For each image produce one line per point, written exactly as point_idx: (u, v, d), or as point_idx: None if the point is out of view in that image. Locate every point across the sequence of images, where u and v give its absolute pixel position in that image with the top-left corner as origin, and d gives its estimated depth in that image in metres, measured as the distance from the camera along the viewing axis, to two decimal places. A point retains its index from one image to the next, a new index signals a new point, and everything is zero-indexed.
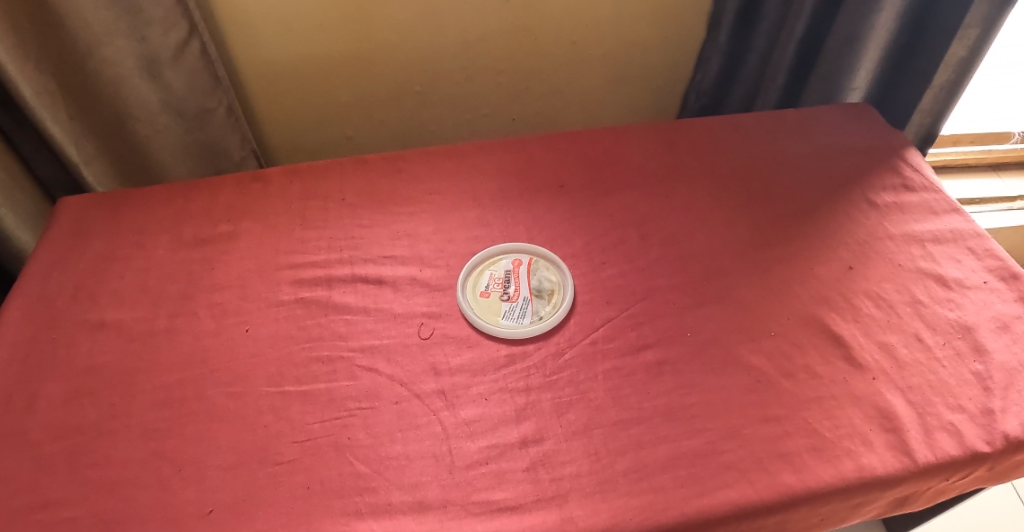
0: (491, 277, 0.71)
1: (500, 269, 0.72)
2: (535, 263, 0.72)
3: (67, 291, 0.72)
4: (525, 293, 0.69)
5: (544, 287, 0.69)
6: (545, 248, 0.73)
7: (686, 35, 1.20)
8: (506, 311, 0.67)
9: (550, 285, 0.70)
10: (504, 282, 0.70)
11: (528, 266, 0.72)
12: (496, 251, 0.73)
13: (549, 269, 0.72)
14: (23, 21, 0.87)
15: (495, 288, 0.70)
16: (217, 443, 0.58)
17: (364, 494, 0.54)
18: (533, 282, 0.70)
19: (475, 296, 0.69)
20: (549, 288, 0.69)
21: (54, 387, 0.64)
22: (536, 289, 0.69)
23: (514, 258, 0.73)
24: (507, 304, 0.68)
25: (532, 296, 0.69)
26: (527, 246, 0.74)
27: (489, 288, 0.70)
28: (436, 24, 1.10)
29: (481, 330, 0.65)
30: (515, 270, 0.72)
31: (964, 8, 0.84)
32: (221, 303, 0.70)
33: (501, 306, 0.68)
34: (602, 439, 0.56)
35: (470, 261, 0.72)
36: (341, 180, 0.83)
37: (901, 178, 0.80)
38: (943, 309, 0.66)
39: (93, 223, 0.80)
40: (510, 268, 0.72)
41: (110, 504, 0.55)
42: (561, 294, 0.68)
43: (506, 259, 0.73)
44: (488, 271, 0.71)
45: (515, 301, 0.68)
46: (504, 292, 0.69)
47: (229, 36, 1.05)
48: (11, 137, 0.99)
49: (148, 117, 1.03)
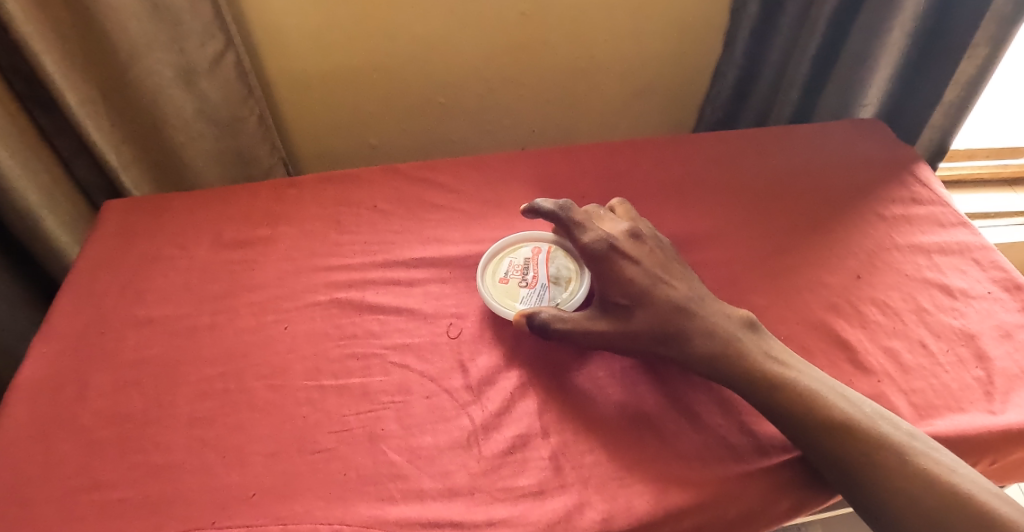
0: (507, 262, 0.75)
1: (519, 257, 0.75)
2: (553, 251, 0.75)
3: (113, 289, 0.78)
4: (542, 279, 0.72)
5: (561, 274, 0.72)
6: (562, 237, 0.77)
7: (703, 50, 1.24)
8: (524, 296, 0.71)
9: (566, 272, 0.72)
10: (523, 268, 0.74)
11: (546, 254, 0.75)
12: (516, 240, 0.77)
13: (568, 257, 0.74)
14: (71, 34, 0.95)
15: (514, 274, 0.73)
16: (257, 431, 0.63)
17: (396, 481, 0.58)
18: (551, 268, 0.73)
19: (493, 281, 0.73)
20: (566, 275, 0.72)
21: (104, 377, 0.69)
22: (552, 274, 0.72)
23: (534, 247, 0.76)
24: (525, 289, 0.72)
25: (549, 283, 0.72)
26: (544, 232, 0.77)
27: (509, 275, 0.73)
28: (461, 37, 1.15)
29: (500, 313, 0.69)
30: (534, 257, 0.75)
31: (972, 27, 0.87)
32: (260, 302, 0.75)
33: (519, 291, 0.71)
34: (620, 431, 0.60)
35: (492, 248, 0.76)
36: (372, 187, 0.88)
37: (909, 192, 0.83)
38: (947, 317, 0.68)
39: (137, 226, 0.86)
40: (530, 256, 0.75)
41: (156, 486, 0.59)
42: (578, 280, 0.71)
43: (526, 247, 0.76)
44: (508, 257, 0.75)
45: (533, 287, 0.71)
46: (522, 279, 0.72)
47: (263, 47, 1.11)
48: (52, 140, 1.08)
49: (183, 125, 1.09)
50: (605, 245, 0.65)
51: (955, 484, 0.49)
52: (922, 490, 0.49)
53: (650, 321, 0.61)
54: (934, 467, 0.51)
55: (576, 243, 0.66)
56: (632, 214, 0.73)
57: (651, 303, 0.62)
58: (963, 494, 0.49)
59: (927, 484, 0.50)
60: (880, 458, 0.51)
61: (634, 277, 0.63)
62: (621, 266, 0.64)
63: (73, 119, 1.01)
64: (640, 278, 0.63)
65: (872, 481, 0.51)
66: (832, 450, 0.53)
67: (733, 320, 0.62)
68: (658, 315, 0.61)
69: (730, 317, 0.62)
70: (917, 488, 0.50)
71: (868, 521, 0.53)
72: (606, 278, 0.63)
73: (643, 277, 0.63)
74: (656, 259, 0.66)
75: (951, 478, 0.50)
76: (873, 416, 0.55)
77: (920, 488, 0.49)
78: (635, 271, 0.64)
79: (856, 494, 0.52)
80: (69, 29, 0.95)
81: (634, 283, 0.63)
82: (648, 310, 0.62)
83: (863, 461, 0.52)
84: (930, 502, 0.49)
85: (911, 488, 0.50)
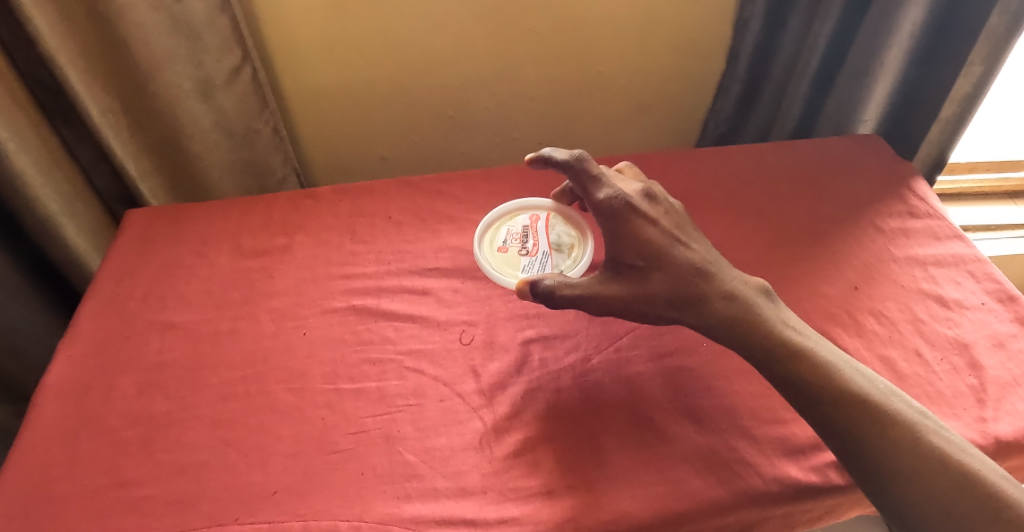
0: (504, 230, 0.77)
1: (517, 225, 0.78)
2: (551, 219, 0.78)
3: (137, 295, 0.82)
4: (542, 247, 0.74)
5: (560, 241, 0.75)
6: (560, 205, 0.80)
7: (706, 66, 1.28)
8: (525, 265, 0.73)
9: (566, 239, 0.75)
10: (522, 237, 0.76)
11: (544, 223, 0.78)
12: (514, 210, 0.79)
13: (566, 225, 0.77)
14: (94, 48, 0.99)
15: (513, 242, 0.76)
16: (277, 432, 0.66)
17: (412, 480, 0.60)
18: (550, 236, 0.76)
19: (492, 250, 0.75)
20: (565, 242, 0.75)
21: (128, 379, 0.72)
22: (552, 241, 0.75)
23: (532, 216, 0.79)
24: (526, 257, 0.74)
25: (549, 250, 0.74)
26: (541, 201, 0.80)
27: (507, 243, 0.76)
28: (471, 53, 1.19)
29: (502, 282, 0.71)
30: (532, 226, 0.77)
31: (966, 47, 0.90)
32: (279, 308, 0.78)
33: (519, 259, 0.74)
34: (626, 434, 0.62)
35: (490, 219, 0.79)
36: (387, 198, 0.91)
37: (906, 206, 0.86)
38: (942, 327, 0.70)
39: (158, 234, 0.90)
40: (528, 224, 0.78)
41: (180, 484, 0.62)
42: (580, 247, 0.74)
43: (523, 216, 0.79)
44: (506, 226, 0.78)
45: (534, 256, 0.74)
46: (521, 247, 0.75)
47: (278, 62, 1.15)
48: (73, 150, 1.11)
49: (200, 136, 1.13)
50: (622, 203, 0.65)
51: (963, 463, 0.51)
52: (932, 468, 0.50)
53: (669, 281, 0.61)
54: (946, 447, 0.52)
55: (592, 199, 0.66)
56: (636, 180, 0.74)
57: (669, 265, 0.62)
58: (970, 472, 0.50)
59: (939, 462, 0.51)
60: (894, 435, 0.52)
61: (653, 238, 0.63)
62: (640, 225, 0.63)
63: (94, 129, 1.04)
64: (658, 239, 0.63)
65: (883, 455, 0.52)
66: (846, 423, 0.54)
67: (748, 287, 0.63)
68: (675, 277, 0.62)
69: (745, 284, 0.63)
70: (928, 464, 0.51)
71: (871, 497, 0.53)
72: (625, 235, 0.63)
73: (662, 238, 0.63)
74: (670, 221, 0.67)
75: (963, 458, 0.51)
76: (888, 394, 0.56)
77: (930, 466, 0.51)
78: (653, 231, 0.64)
79: (863, 469, 0.53)
80: (93, 44, 0.98)
81: (652, 244, 0.63)
82: (665, 272, 0.62)
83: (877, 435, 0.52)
84: (940, 479, 0.50)
85: (922, 464, 0.51)
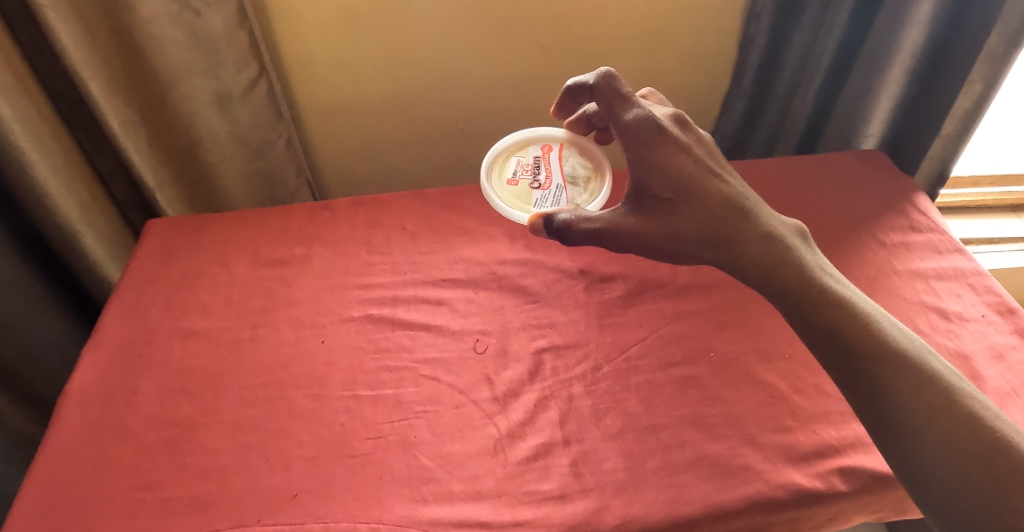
0: (518, 163, 0.81)
1: (529, 157, 0.82)
2: (562, 151, 0.81)
3: (159, 303, 0.84)
4: (554, 181, 0.79)
5: (571, 173, 0.79)
6: (572, 133, 0.82)
7: (711, 82, 1.31)
8: (537, 199, 0.77)
9: (577, 170, 0.79)
10: (533, 169, 0.80)
11: (555, 154, 0.81)
12: (524, 141, 0.83)
13: (577, 156, 0.81)
14: (116, 62, 1.02)
15: (524, 176, 0.80)
16: (298, 436, 0.68)
17: (429, 484, 0.62)
18: (561, 169, 0.80)
19: (504, 184, 0.80)
20: (576, 174, 0.79)
21: (151, 384, 0.75)
22: (567, 175, 0.79)
23: (542, 146, 0.82)
24: (539, 191, 0.78)
25: (561, 183, 0.78)
26: (553, 130, 0.83)
27: (519, 177, 0.80)
28: (482, 68, 1.22)
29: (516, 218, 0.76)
30: (543, 157, 0.81)
31: (963, 68, 0.92)
32: (298, 317, 0.81)
33: (531, 192, 0.78)
34: (635, 440, 0.65)
35: (501, 151, 0.83)
36: (402, 210, 0.94)
37: (908, 220, 0.88)
38: (943, 338, 0.72)
39: (179, 243, 0.93)
40: (539, 155, 0.81)
41: (204, 486, 0.64)
42: (594, 180, 0.78)
43: (534, 148, 0.82)
44: (518, 158, 0.82)
45: (545, 189, 0.78)
46: (532, 181, 0.79)
47: (293, 76, 1.19)
48: (92, 159, 1.15)
49: (216, 147, 1.16)
50: (650, 123, 0.62)
51: (997, 428, 0.49)
52: (963, 428, 0.49)
53: (696, 216, 0.61)
54: (980, 411, 0.50)
55: (618, 120, 0.64)
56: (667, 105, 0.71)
57: (698, 199, 0.61)
58: (1003, 437, 0.49)
59: (969, 424, 0.49)
60: (930, 393, 0.51)
61: (683, 170, 0.61)
62: (671, 152, 0.62)
63: (114, 140, 1.07)
64: (688, 170, 0.62)
65: (914, 410, 0.51)
66: (879, 375, 0.53)
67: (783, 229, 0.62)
68: (707, 212, 0.61)
69: (778, 223, 0.63)
70: (961, 424, 0.49)
71: (890, 453, 0.53)
72: (654, 162, 0.61)
73: (694, 169, 0.62)
74: (703, 152, 0.65)
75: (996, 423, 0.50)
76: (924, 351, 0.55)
77: (960, 421, 0.49)
78: (684, 161, 0.62)
79: (890, 424, 0.52)
80: (115, 58, 1.02)
81: (681, 176, 0.61)
82: (693, 206, 0.61)
83: (907, 385, 0.51)
84: (970, 442, 0.49)
85: (954, 424, 0.49)
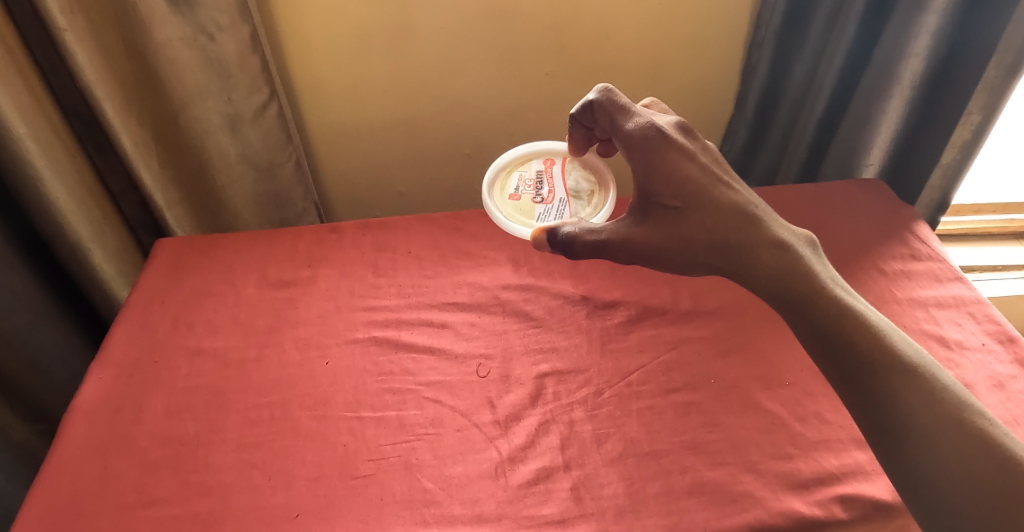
0: (520, 178, 0.82)
1: (530, 171, 0.83)
2: (564, 165, 0.83)
3: (167, 321, 0.86)
4: (557, 194, 0.80)
5: (574, 186, 0.81)
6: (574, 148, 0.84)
7: (713, 110, 1.33)
8: (541, 212, 0.78)
9: (579, 184, 0.81)
10: (535, 183, 0.82)
11: (556, 168, 0.83)
12: (526, 157, 0.85)
13: (578, 170, 0.83)
14: (131, 84, 1.05)
15: (526, 189, 0.81)
16: (301, 457, 0.68)
17: (430, 507, 0.63)
18: (564, 183, 0.81)
19: (506, 197, 0.81)
20: (579, 187, 0.80)
21: (157, 402, 0.76)
22: (570, 188, 0.80)
23: (544, 162, 0.84)
24: (542, 204, 0.79)
25: (564, 196, 0.80)
26: (554, 146, 0.85)
27: (521, 191, 0.81)
28: (489, 95, 1.25)
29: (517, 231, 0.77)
30: (544, 172, 0.83)
31: (962, 100, 0.94)
32: (304, 337, 0.82)
33: (534, 206, 0.79)
34: (636, 465, 0.65)
35: (502, 166, 0.84)
36: (408, 234, 0.96)
37: (909, 249, 0.89)
38: (944, 367, 0.73)
39: (188, 262, 0.94)
40: (540, 170, 0.83)
41: (206, 505, 0.65)
42: (598, 194, 0.80)
43: (536, 163, 0.84)
44: (520, 173, 0.83)
45: (549, 203, 0.79)
46: (535, 195, 0.80)
47: (303, 101, 1.22)
48: (105, 178, 1.17)
49: (226, 168, 1.19)
50: (655, 131, 0.64)
51: (1007, 446, 0.48)
52: (974, 446, 0.49)
53: (702, 222, 0.62)
54: (990, 430, 0.50)
55: (622, 132, 0.66)
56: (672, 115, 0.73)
57: (703, 204, 0.62)
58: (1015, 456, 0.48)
59: (980, 441, 0.49)
60: (941, 410, 0.50)
61: (687, 176, 0.63)
62: (675, 159, 0.63)
63: (127, 160, 1.08)
64: (693, 176, 0.63)
65: (925, 428, 0.50)
66: (888, 391, 0.52)
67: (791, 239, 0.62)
68: (712, 218, 0.62)
69: (785, 230, 0.63)
70: (971, 442, 0.49)
71: (904, 476, 0.52)
72: (658, 169, 0.63)
73: (698, 176, 0.63)
74: (708, 159, 0.67)
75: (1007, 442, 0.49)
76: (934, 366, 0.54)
77: (968, 437, 0.49)
78: (689, 167, 0.63)
79: (902, 445, 0.51)
80: (131, 81, 1.05)
81: (685, 182, 0.63)
82: (698, 210, 0.62)
83: (916, 398, 0.51)
84: (983, 460, 0.48)
85: (965, 442, 0.49)
